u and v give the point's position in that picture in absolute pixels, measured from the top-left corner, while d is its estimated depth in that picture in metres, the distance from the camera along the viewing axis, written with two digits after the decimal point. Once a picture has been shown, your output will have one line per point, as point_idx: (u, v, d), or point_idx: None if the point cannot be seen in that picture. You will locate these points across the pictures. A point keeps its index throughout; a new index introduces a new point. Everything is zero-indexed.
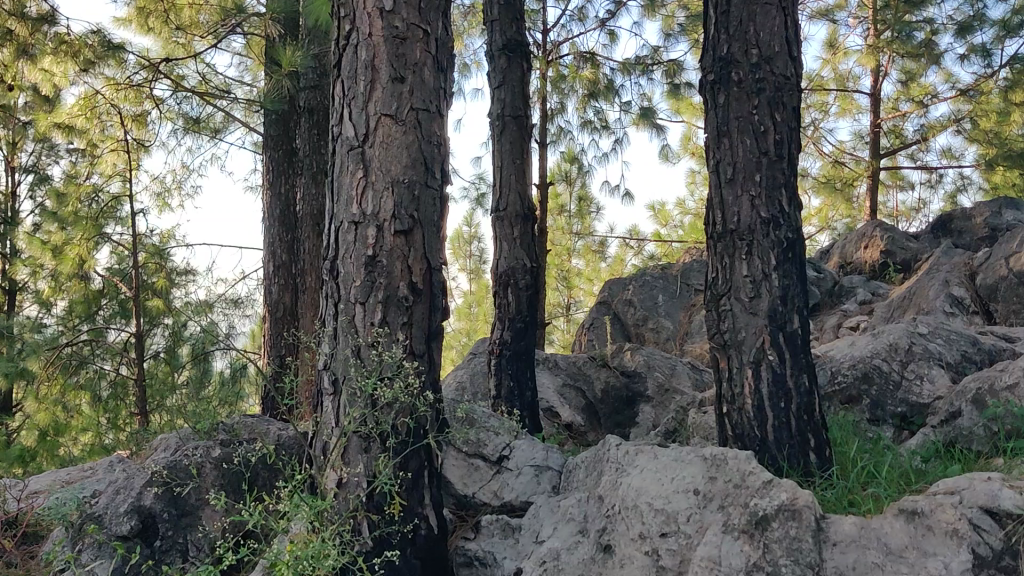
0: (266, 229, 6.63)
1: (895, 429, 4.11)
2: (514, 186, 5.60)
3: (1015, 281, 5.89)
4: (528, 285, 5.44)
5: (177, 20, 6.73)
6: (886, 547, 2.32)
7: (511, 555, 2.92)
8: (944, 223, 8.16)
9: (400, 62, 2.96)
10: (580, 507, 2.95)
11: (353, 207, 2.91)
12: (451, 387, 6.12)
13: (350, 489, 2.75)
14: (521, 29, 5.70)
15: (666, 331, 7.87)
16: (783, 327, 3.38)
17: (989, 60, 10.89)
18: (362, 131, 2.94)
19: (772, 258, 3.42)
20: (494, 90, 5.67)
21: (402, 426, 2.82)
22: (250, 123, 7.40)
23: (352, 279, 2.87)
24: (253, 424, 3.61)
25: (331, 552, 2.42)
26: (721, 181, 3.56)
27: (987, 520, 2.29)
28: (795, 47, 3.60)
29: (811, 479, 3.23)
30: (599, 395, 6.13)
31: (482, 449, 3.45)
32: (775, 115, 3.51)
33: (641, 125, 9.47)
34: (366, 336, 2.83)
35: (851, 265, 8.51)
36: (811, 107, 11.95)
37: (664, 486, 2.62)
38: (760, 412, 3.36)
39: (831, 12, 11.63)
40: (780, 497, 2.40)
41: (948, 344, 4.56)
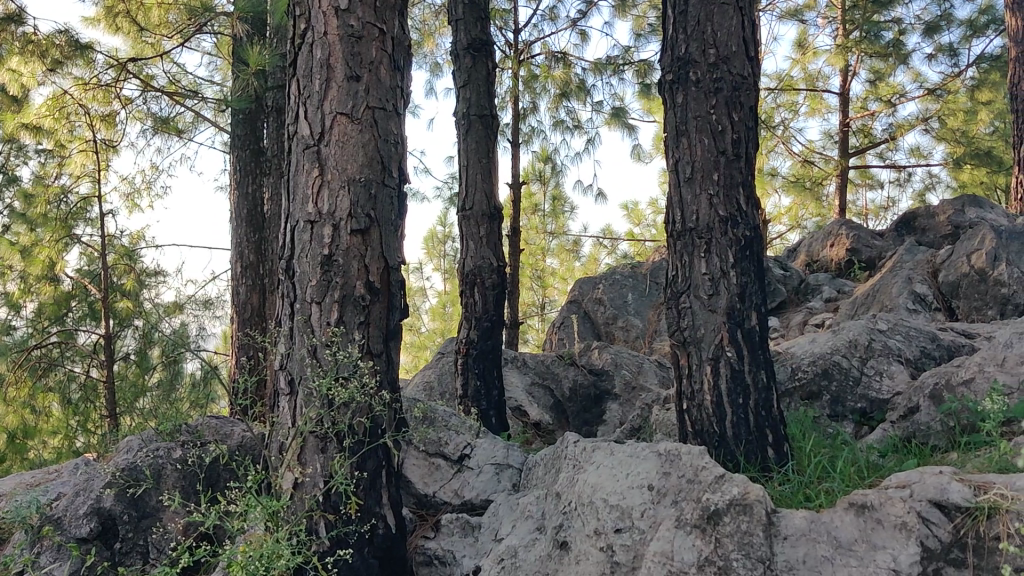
0: (232, 230, 6.58)
1: (855, 424, 4.16)
2: (481, 186, 5.60)
3: (977, 278, 5.97)
4: (495, 284, 5.46)
5: (145, 20, 6.64)
6: (836, 540, 2.35)
7: (470, 553, 2.93)
8: (909, 221, 8.23)
9: (356, 60, 2.96)
10: (538, 505, 2.95)
11: (310, 206, 2.90)
12: (419, 387, 6.11)
13: (307, 490, 2.74)
14: (487, 28, 5.69)
15: (636, 329, 7.91)
16: (741, 324, 3.41)
17: (955, 59, 11.06)
18: (317, 130, 2.93)
19: (730, 256, 3.44)
20: (459, 89, 5.65)
21: (359, 425, 2.81)
22: (219, 123, 7.35)
23: (308, 278, 2.87)
24: (217, 426, 3.50)
25: (285, 552, 2.43)
26: (680, 180, 3.59)
27: (936, 514, 2.32)
28: (752, 47, 3.63)
29: (769, 474, 3.25)
30: (567, 394, 6.14)
31: (442, 448, 3.45)
32: (733, 114, 3.53)
33: (613, 125, 9.51)
34: (322, 336, 2.82)
35: (818, 263, 8.60)
36: (781, 107, 12.07)
37: (619, 482, 2.65)
38: (719, 408, 3.39)
39: (800, 12, 11.75)
40: (732, 491, 2.41)
41: (908, 340, 4.61)
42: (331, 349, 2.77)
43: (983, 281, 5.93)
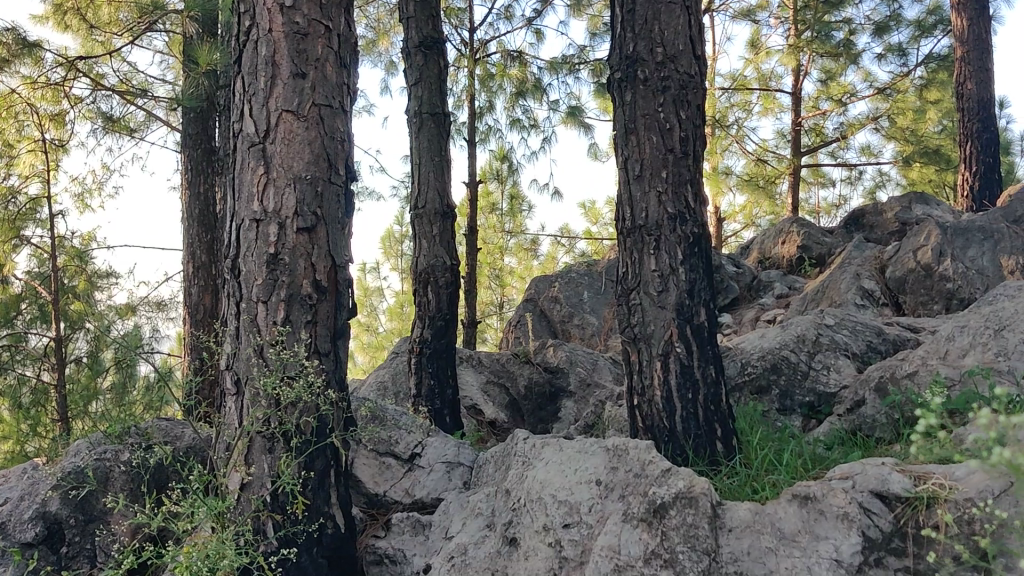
0: (185, 230, 6.51)
1: (803, 418, 4.23)
2: (434, 184, 5.58)
3: (922, 274, 6.08)
4: (448, 283, 5.45)
5: (95, 18, 6.54)
6: (780, 531, 2.39)
7: (420, 552, 2.93)
8: (857, 218, 8.37)
9: (301, 57, 2.94)
10: (488, 502, 2.95)
11: (254, 205, 2.87)
12: (373, 387, 6.07)
13: (253, 490, 2.72)
14: (438, 25, 5.66)
15: (592, 327, 7.93)
16: (690, 320, 3.44)
17: (904, 59, 11.26)
18: (263, 128, 2.91)
19: (679, 252, 3.48)
20: (411, 87, 5.62)
21: (306, 425, 2.79)
22: (172, 122, 7.26)
23: (254, 277, 2.84)
24: (167, 428, 3.46)
25: (229, 552, 2.42)
26: (629, 177, 3.61)
27: (877, 504, 2.35)
28: (698, 46, 3.66)
29: (718, 468, 3.29)
30: (522, 392, 6.15)
31: (393, 447, 3.44)
32: (680, 113, 3.57)
33: (569, 123, 9.53)
34: (268, 336, 2.80)
35: (769, 260, 8.70)
36: (735, 106, 12.21)
37: (567, 478, 2.67)
38: (669, 403, 3.42)
39: (753, 12, 11.90)
40: (678, 484, 2.43)
41: (854, 334, 4.67)
42: (277, 348, 2.75)
43: (929, 276, 6.04)
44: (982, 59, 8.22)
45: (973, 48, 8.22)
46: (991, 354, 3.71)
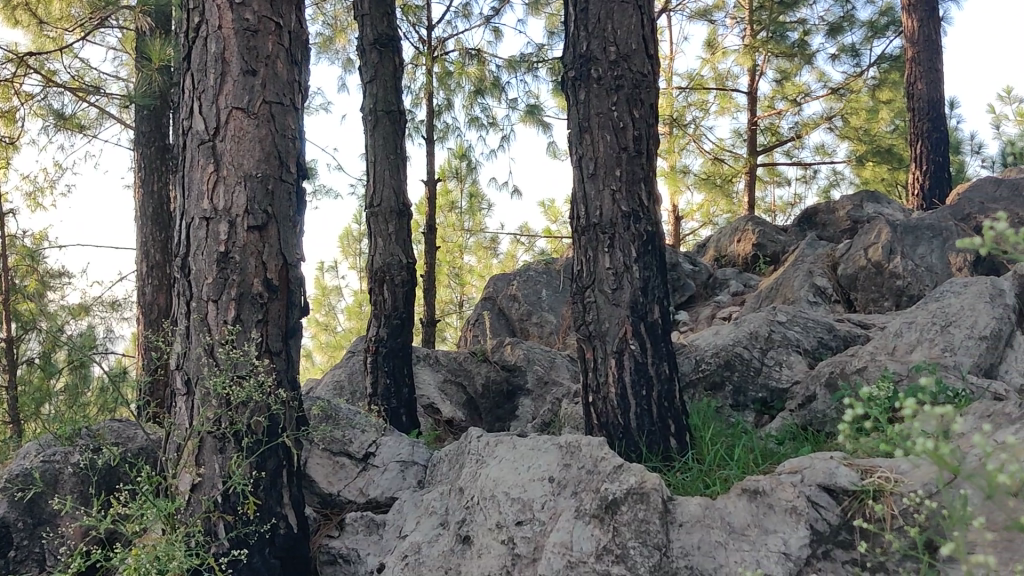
0: (138, 228, 6.42)
1: (756, 414, 4.30)
2: (390, 182, 5.55)
3: (873, 271, 6.17)
4: (404, 281, 5.44)
5: (45, 13, 6.40)
6: (730, 525, 2.42)
7: (374, 551, 2.92)
8: (810, 216, 8.48)
9: (251, 55, 2.92)
10: (441, 500, 2.94)
11: (204, 203, 2.85)
12: (329, 386, 6.03)
13: (204, 490, 2.70)
14: (393, 23, 5.63)
15: (550, 325, 7.94)
16: (643, 317, 3.46)
17: (857, 60, 11.43)
18: (212, 126, 2.88)
19: (633, 250, 3.50)
20: (367, 84, 5.59)
21: (257, 425, 2.76)
22: (125, 120, 7.17)
23: (204, 275, 2.81)
24: (119, 429, 3.41)
25: (179, 553, 2.39)
26: (583, 176, 3.62)
27: (825, 497, 2.39)
28: (651, 45, 3.69)
29: (671, 463, 3.33)
30: (479, 390, 6.14)
31: (347, 447, 3.42)
32: (633, 112, 3.59)
33: (527, 121, 9.55)
34: (219, 335, 2.78)
35: (725, 258, 8.79)
36: (692, 105, 12.31)
37: (520, 476, 2.69)
38: (623, 400, 3.44)
39: (709, 12, 12.01)
40: (629, 480, 2.45)
41: (806, 331, 4.74)
42: (227, 347, 2.72)
43: (880, 273, 6.14)
44: (932, 60, 8.37)
45: (923, 49, 8.36)
46: (938, 349, 3.83)
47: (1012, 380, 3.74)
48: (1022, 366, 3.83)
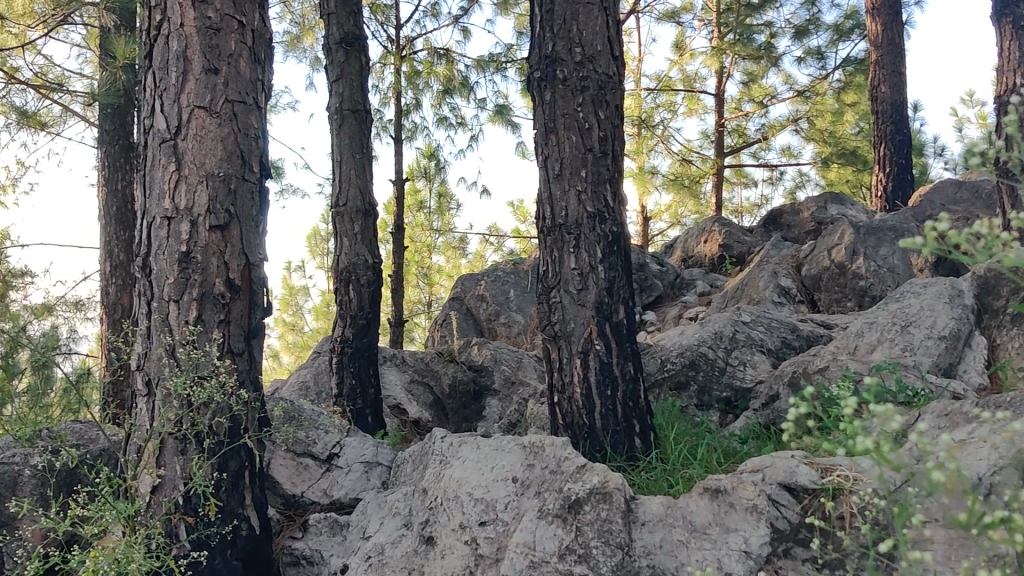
0: (101, 227, 6.34)
1: (721, 413, 4.32)
2: (356, 182, 5.53)
3: (837, 272, 6.24)
4: (370, 281, 5.42)
5: (8, 9, 6.29)
6: (691, 524, 2.44)
7: (338, 552, 2.90)
8: (776, 217, 8.56)
9: (214, 53, 2.89)
10: (405, 501, 2.94)
11: (165, 202, 2.82)
12: (294, 387, 5.99)
13: (165, 492, 2.68)
14: (360, 22, 5.62)
15: (518, 325, 7.94)
16: (609, 318, 3.48)
17: (822, 62, 11.54)
18: (174, 124, 2.85)
19: (598, 250, 3.51)
20: (333, 84, 5.57)
21: (219, 426, 2.74)
22: (89, 118, 7.08)
23: (165, 276, 2.79)
24: (79, 431, 3.37)
25: (139, 555, 2.37)
26: (549, 177, 3.63)
27: (785, 496, 2.41)
28: (616, 46, 3.71)
29: (635, 463, 3.34)
30: (446, 390, 6.13)
31: (311, 448, 3.40)
32: (599, 113, 3.60)
33: (496, 121, 9.55)
34: (180, 335, 2.75)
35: (692, 258, 8.84)
36: (660, 106, 12.37)
37: (483, 476, 2.69)
38: (588, 400, 3.45)
39: (677, 14, 12.07)
40: (592, 480, 2.47)
41: (770, 331, 4.77)
42: (188, 348, 2.70)
43: (843, 274, 6.20)
44: (895, 63, 8.47)
45: (886, 52, 8.47)
46: (898, 348, 3.87)
47: (971, 379, 3.79)
48: (980, 365, 3.88)
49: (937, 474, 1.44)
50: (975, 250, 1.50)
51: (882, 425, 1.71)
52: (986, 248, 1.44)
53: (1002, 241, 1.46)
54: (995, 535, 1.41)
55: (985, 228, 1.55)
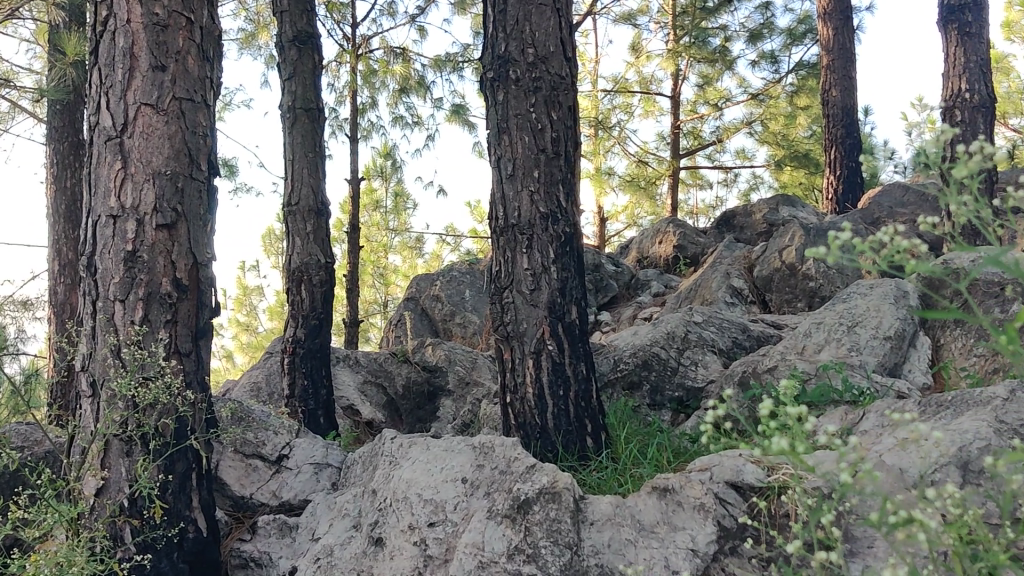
0: (49, 226, 6.22)
1: (672, 412, 4.35)
2: (308, 181, 5.48)
3: (788, 273, 6.31)
4: (323, 281, 5.39)
5: None
6: (639, 523, 2.46)
7: (287, 554, 2.88)
8: (728, 219, 8.65)
9: (161, 50, 2.86)
10: (355, 502, 2.92)
11: (111, 201, 2.78)
12: (246, 387, 5.92)
13: (110, 494, 2.63)
14: (313, 20, 5.58)
15: (473, 325, 7.93)
16: (561, 318, 3.50)
17: (776, 66, 11.67)
18: (120, 122, 2.81)
19: (550, 251, 3.53)
20: (285, 82, 5.52)
21: (165, 427, 2.71)
22: (37, 114, 6.94)
23: (110, 276, 2.75)
24: (23, 432, 3.30)
25: (81, 558, 2.33)
26: (501, 177, 3.62)
27: (732, 494, 2.44)
28: (569, 47, 3.72)
29: (587, 463, 3.36)
30: (400, 391, 6.10)
31: (260, 449, 3.37)
32: (551, 113, 3.62)
33: (452, 121, 9.54)
34: (125, 335, 2.71)
35: (647, 259, 8.90)
36: (617, 108, 12.44)
37: (433, 477, 2.70)
38: (540, 400, 3.45)
39: (634, 16, 12.14)
40: (541, 480, 2.49)
41: (721, 331, 4.82)
42: (133, 348, 2.66)
43: (794, 275, 6.27)
44: (846, 68, 8.63)
45: (837, 57, 8.60)
46: (845, 348, 3.93)
47: (915, 378, 3.86)
48: (924, 365, 3.96)
49: (863, 472, 1.47)
50: (882, 254, 1.56)
51: (808, 422, 1.76)
52: (905, 251, 1.48)
53: (908, 245, 1.52)
54: (916, 531, 1.45)
55: (895, 231, 1.62)
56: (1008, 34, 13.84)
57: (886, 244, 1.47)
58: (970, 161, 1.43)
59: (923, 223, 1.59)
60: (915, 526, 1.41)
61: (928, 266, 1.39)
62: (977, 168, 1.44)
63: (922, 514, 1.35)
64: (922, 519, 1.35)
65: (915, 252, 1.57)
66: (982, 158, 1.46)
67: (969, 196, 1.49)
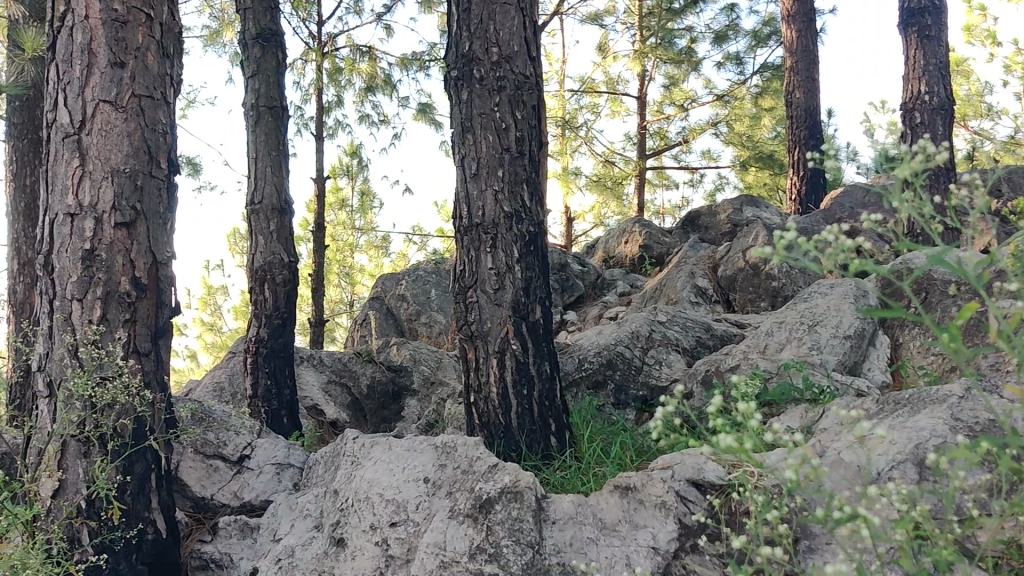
0: (8, 224, 6.13)
1: (636, 411, 4.37)
2: (271, 179, 5.44)
3: (751, 273, 6.36)
4: (286, 281, 5.35)
5: None
6: (601, 522, 2.48)
7: (248, 555, 2.85)
8: (693, 219, 8.70)
9: (120, 46, 2.83)
10: (317, 502, 2.91)
11: (69, 198, 2.74)
12: (208, 388, 5.86)
13: (67, 496, 2.60)
14: (276, 17, 5.54)
15: (439, 325, 7.91)
16: (525, 318, 3.50)
17: (741, 67, 11.76)
18: (77, 119, 2.78)
19: (514, 251, 3.53)
20: (248, 80, 5.47)
21: (124, 428, 2.68)
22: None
23: (68, 274, 2.71)
24: None
25: (35, 561, 2.30)
26: (465, 176, 3.62)
27: (693, 492, 2.46)
28: (532, 47, 3.73)
29: (550, 462, 3.37)
30: (364, 391, 6.07)
31: (221, 449, 3.34)
32: (515, 113, 3.62)
33: (419, 120, 9.52)
34: (83, 335, 2.67)
35: (613, 259, 8.93)
36: (584, 108, 12.47)
37: (395, 477, 2.70)
38: (504, 400, 3.44)
39: (600, 16, 12.18)
40: (503, 480, 2.50)
41: (684, 330, 4.84)
42: (90, 347, 2.62)
43: (757, 275, 6.31)
44: (809, 70, 8.73)
45: (800, 59, 8.70)
46: (805, 348, 3.97)
47: (874, 377, 3.91)
48: (883, 363, 4.01)
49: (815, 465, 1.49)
50: (826, 256, 1.61)
51: (761, 419, 1.77)
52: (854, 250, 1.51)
53: (855, 243, 1.54)
54: (865, 526, 1.47)
55: (837, 231, 1.66)
56: (968, 37, 14.04)
57: (827, 246, 1.52)
58: (907, 167, 1.48)
59: (864, 222, 1.66)
60: (860, 521, 1.45)
61: (868, 264, 1.44)
62: (913, 172, 1.50)
63: (865, 511, 1.39)
64: (865, 515, 1.39)
65: (857, 252, 1.62)
66: (918, 163, 1.51)
67: (908, 197, 1.53)
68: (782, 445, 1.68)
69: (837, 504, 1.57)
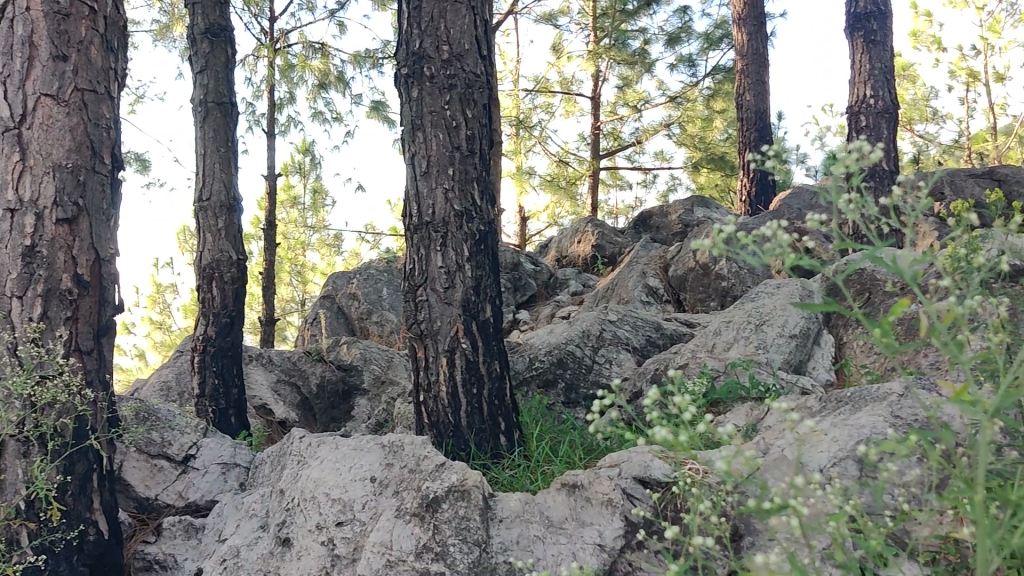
0: None
1: (586, 410, 4.40)
2: (219, 175, 5.37)
3: (701, 272, 6.42)
4: (234, 279, 5.29)
5: None
6: (547, 520, 2.49)
7: (192, 556, 2.82)
8: (645, 219, 8.77)
9: (62, 39, 2.78)
10: (263, 502, 2.88)
11: (8, 193, 2.68)
12: (154, 387, 5.78)
13: (6, 497, 2.53)
14: (226, 12, 5.47)
15: (390, 324, 7.87)
16: (475, 316, 3.50)
17: (693, 70, 11.88)
18: (17, 112, 2.71)
19: (465, 250, 3.53)
20: (196, 75, 5.40)
21: (64, 427, 2.63)
22: None
23: (6, 271, 2.64)
24: None
25: None
26: (415, 174, 3.60)
27: (639, 490, 2.48)
28: (483, 46, 3.73)
29: (500, 460, 3.38)
30: (314, 390, 6.01)
31: (166, 449, 3.29)
32: (466, 112, 3.62)
33: (371, 117, 9.47)
34: (23, 332, 2.61)
35: (565, 258, 8.96)
36: (538, 107, 12.50)
37: (341, 476, 2.69)
38: (454, 399, 3.44)
39: (555, 17, 12.22)
40: (450, 479, 2.50)
41: (635, 330, 4.87)
42: (31, 345, 2.57)
43: (707, 275, 6.38)
44: (759, 73, 8.84)
45: (751, 62, 8.81)
46: (752, 347, 4.02)
47: (819, 376, 3.98)
48: (827, 362, 4.09)
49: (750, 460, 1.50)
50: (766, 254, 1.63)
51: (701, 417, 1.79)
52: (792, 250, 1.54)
53: (794, 241, 1.57)
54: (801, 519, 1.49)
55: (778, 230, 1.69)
56: (915, 43, 14.32)
57: (768, 245, 1.55)
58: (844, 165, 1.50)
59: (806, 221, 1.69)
60: (793, 513, 1.48)
61: (801, 259, 1.47)
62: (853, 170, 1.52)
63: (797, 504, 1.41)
64: (797, 508, 1.41)
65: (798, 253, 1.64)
66: (855, 162, 1.54)
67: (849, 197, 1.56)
68: (721, 443, 1.70)
69: (773, 498, 1.59)
